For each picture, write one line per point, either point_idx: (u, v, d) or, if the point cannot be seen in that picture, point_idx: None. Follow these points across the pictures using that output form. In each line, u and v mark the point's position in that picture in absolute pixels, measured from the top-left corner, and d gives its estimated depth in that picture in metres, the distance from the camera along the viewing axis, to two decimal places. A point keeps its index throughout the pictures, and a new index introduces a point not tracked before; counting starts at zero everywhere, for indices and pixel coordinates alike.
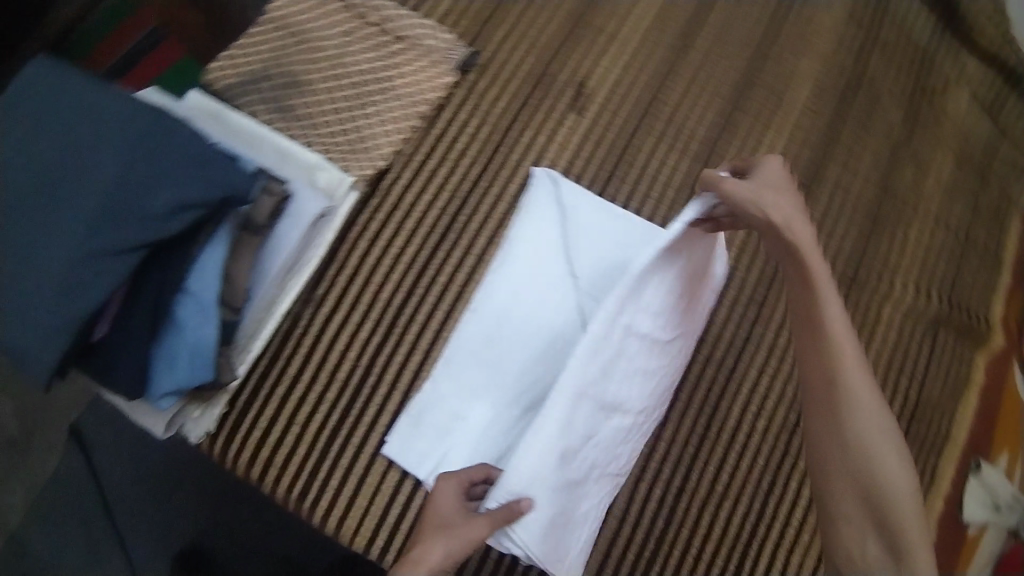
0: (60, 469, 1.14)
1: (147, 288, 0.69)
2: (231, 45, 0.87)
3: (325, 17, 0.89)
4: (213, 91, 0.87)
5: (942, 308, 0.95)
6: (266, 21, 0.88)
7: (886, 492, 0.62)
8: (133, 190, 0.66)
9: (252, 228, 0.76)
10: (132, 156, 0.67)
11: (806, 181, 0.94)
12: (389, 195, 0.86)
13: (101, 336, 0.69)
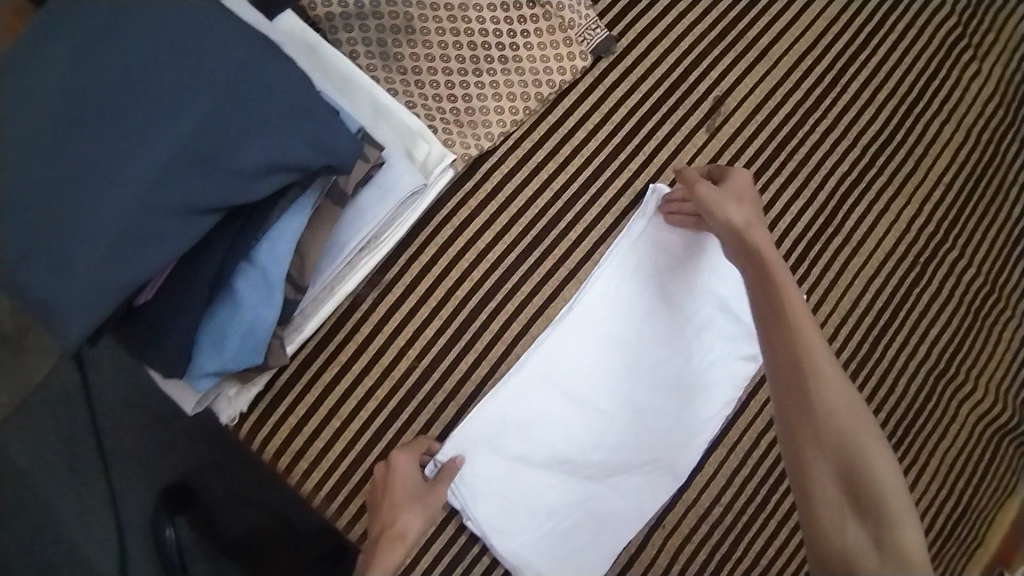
0: (38, 383, 1.01)
1: (213, 249, 0.58)
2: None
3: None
4: (314, 21, 0.77)
5: (1018, 419, 0.91)
6: None
7: (900, 521, 0.54)
8: (217, 138, 0.54)
9: (335, 196, 0.65)
10: (221, 93, 0.54)
11: (920, 259, 0.88)
12: (487, 182, 0.76)
13: (144, 302, 0.58)
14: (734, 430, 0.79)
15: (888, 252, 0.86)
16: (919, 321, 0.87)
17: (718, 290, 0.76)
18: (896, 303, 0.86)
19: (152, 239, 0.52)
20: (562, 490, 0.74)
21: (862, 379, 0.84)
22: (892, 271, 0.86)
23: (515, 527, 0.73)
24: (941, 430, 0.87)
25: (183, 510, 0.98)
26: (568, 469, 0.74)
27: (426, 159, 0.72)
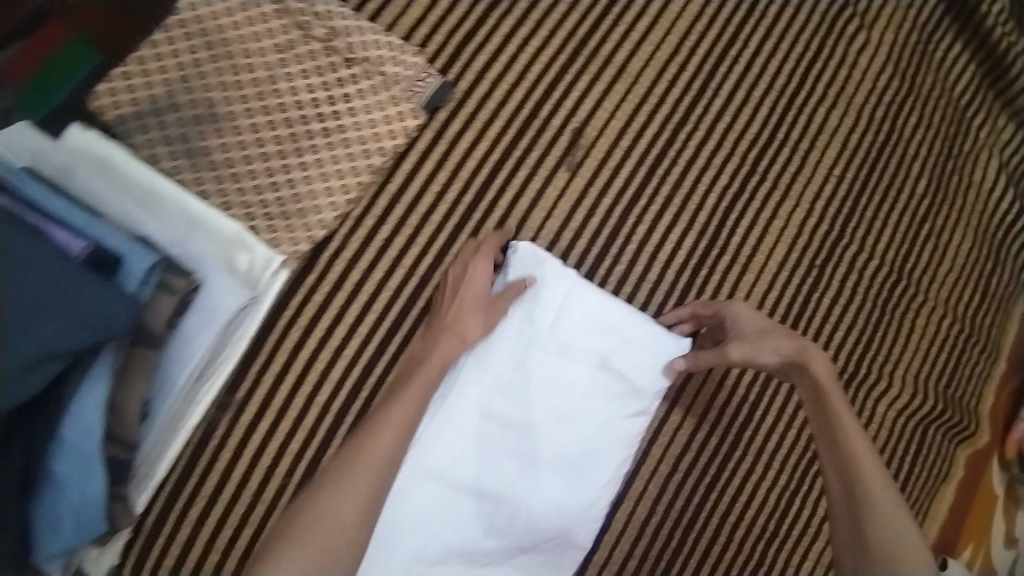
0: None
1: (8, 442, 0.54)
2: (129, 60, 0.69)
3: (255, 29, 0.70)
4: (104, 125, 0.69)
5: (940, 405, 0.88)
6: (177, 24, 0.69)
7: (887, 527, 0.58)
8: None
9: (145, 339, 0.59)
10: None
11: (815, 262, 0.84)
12: (328, 272, 0.70)
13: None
14: (638, 479, 0.78)
15: (779, 261, 0.82)
16: (822, 327, 0.83)
17: (595, 349, 0.72)
18: (796, 313, 0.83)
19: None
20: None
21: (770, 399, 0.80)
22: (787, 280, 0.82)
23: None
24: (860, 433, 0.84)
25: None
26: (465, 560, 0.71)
27: (251, 267, 0.65)
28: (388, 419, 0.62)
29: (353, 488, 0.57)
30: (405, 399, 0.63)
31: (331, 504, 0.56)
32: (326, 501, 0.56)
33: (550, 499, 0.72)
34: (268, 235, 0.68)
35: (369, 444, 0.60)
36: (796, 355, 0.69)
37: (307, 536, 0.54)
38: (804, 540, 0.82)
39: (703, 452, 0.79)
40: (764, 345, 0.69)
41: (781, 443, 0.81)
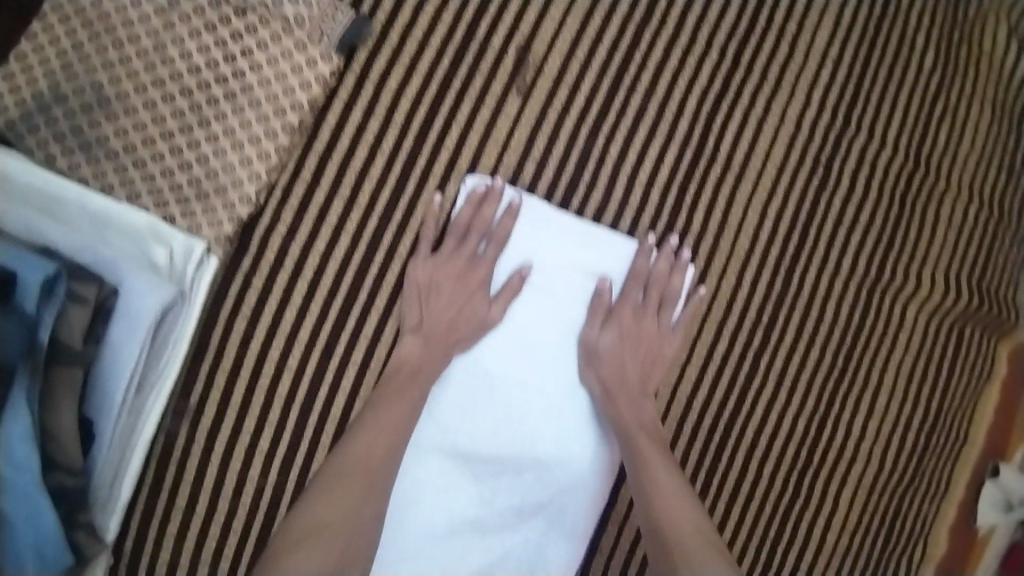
0: None
1: None
2: (10, 59, 0.60)
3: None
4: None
5: (973, 300, 0.80)
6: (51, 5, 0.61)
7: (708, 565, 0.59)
8: None
9: (62, 357, 0.52)
10: None
11: (820, 160, 0.74)
12: (266, 250, 0.62)
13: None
14: None
15: (778, 165, 0.72)
16: (835, 231, 0.74)
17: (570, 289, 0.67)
18: (804, 220, 0.73)
19: None
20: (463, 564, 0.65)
21: (784, 319, 0.72)
22: (790, 185, 0.73)
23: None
24: (889, 345, 0.76)
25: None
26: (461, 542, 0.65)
27: (172, 261, 0.57)
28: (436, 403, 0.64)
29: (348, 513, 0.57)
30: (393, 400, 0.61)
31: (321, 519, 0.56)
32: (309, 528, 0.56)
33: (543, 466, 0.66)
34: (183, 221, 0.59)
35: (363, 456, 0.59)
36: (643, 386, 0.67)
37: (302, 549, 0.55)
38: (840, 465, 0.75)
39: (716, 387, 0.71)
40: (624, 379, 0.66)
41: (802, 367, 0.73)
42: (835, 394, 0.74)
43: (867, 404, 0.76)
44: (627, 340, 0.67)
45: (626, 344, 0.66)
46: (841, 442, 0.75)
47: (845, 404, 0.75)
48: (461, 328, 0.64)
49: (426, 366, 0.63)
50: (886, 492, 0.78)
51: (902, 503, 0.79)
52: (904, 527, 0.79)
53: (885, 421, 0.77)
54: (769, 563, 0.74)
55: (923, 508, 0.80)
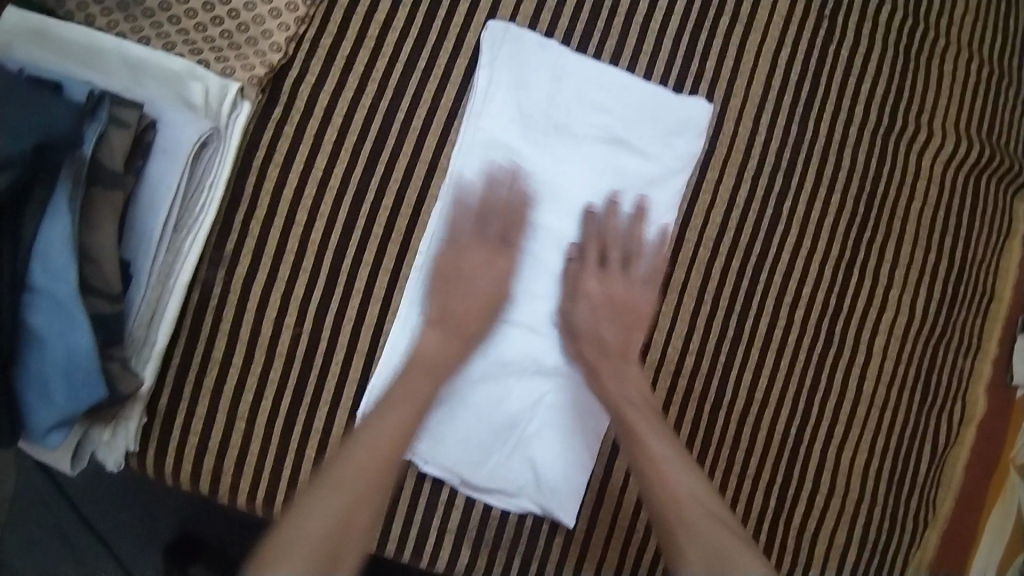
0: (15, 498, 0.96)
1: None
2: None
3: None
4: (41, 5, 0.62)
5: (986, 150, 0.80)
6: None
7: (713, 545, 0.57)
8: None
9: (103, 178, 0.53)
10: None
11: (825, 13, 0.75)
12: (295, 100, 0.63)
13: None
14: (679, 270, 0.70)
15: (785, 17, 0.74)
16: (846, 81, 0.75)
17: (599, 124, 0.65)
18: (816, 68, 0.74)
19: None
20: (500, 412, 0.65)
21: (804, 164, 0.73)
22: (798, 34, 0.74)
23: (489, 472, 0.65)
24: (908, 194, 0.77)
25: (194, 560, 0.95)
26: (493, 390, 0.65)
27: (208, 101, 0.59)
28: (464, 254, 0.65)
29: (345, 524, 0.55)
30: (390, 415, 0.60)
31: (319, 515, 0.54)
32: (308, 531, 0.54)
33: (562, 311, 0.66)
34: (218, 67, 0.61)
35: (367, 463, 0.57)
36: (626, 359, 0.66)
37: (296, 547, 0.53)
38: (871, 312, 0.75)
39: (743, 230, 0.71)
40: (596, 322, 0.65)
41: (824, 213, 0.74)
42: (860, 241, 0.75)
43: (893, 251, 0.76)
44: (593, 282, 0.66)
45: (597, 288, 0.66)
46: (870, 289, 0.75)
47: (870, 250, 0.75)
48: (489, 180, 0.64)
49: (477, 278, 0.64)
50: (920, 342, 0.77)
51: (936, 356, 0.78)
52: (943, 380, 0.79)
53: (911, 269, 0.77)
54: (808, 412, 0.73)
55: (959, 361, 0.79)
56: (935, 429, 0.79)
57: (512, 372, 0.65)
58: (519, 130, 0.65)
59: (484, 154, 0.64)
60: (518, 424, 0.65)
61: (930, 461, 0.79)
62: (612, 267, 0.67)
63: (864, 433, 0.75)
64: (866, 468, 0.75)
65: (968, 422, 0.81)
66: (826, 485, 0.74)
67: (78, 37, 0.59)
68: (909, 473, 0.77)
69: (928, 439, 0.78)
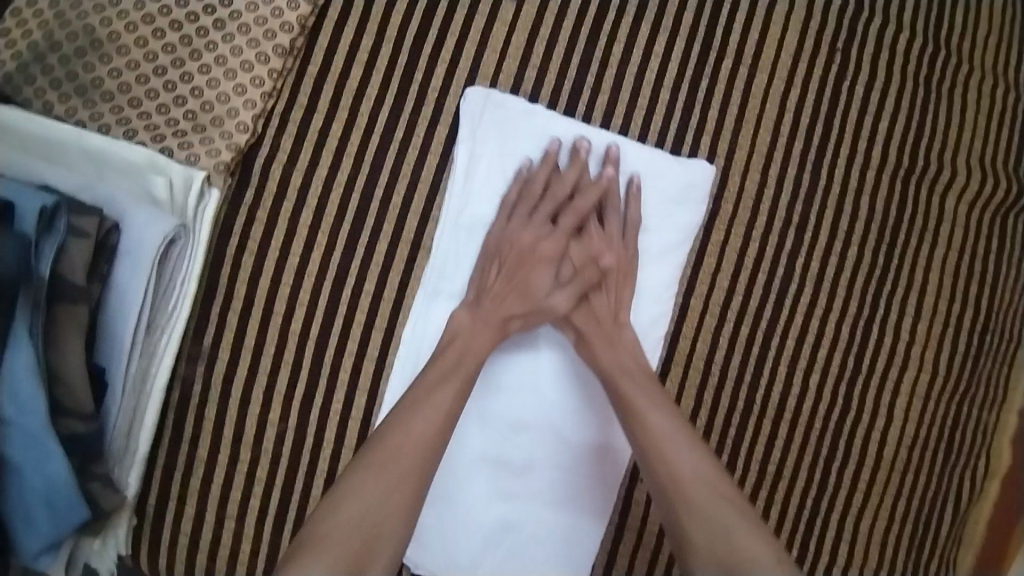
0: None
1: None
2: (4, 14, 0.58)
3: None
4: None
5: (1015, 183, 0.74)
6: None
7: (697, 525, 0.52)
8: None
9: (66, 295, 0.50)
10: None
11: (839, 48, 0.69)
12: (267, 181, 0.59)
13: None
14: (683, 341, 0.66)
15: (793, 53, 0.68)
16: (862, 123, 0.70)
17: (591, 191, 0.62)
18: (828, 113, 0.69)
19: None
20: (501, 505, 0.63)
21: (816, 219, 0.68)
22: (809, 77, 0.68)
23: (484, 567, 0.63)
24: (930, 242, 0.72)
25: None
26: (485, 490, 0.63)
27: (172, 194, 0.55)
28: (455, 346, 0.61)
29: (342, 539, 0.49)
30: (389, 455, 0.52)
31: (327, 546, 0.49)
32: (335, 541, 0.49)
33: (555, 395, 0.63)
34: (182, 152, 0.56)
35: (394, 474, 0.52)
36: (634, 383, 0.59)
37: (331, 535, 0.49)
38: (891, 373, 0.71)
39: (753, 295, 0.67)
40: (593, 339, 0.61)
41: (841, 270, 0.69)
42: (878, 297, 0.70)
43: (914, 304, 0.71)
44: (601, 349, 0.61)
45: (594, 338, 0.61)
46: (888, 346, 0.71)
47: (886, 306, 0.71)
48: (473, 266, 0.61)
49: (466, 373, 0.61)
50: (944, 399, 0.72)
51: (961, 412, 0.73)
52: (968, 437, 0.74)
53: (935, 323, 0.72)
54: (825, 482, 0.70)
55: (983, 414, 0.74)
56: (956, 487, 0.74)
57: (506, 467, 0.63)
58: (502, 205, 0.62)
59: (469, 234, 0.62)
60: (511, 522, 0.63)
61: (952, 521, 0.74)
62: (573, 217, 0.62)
63: (884, 493, 0.71)
64: (884, 535, 0.72)
65: (990, 476, 0.77)
66: (843, 555, 0.71)
67: (39, 133, 0.55)
68: (932, 535, 0.73)
69: (952, 500, 0.74)
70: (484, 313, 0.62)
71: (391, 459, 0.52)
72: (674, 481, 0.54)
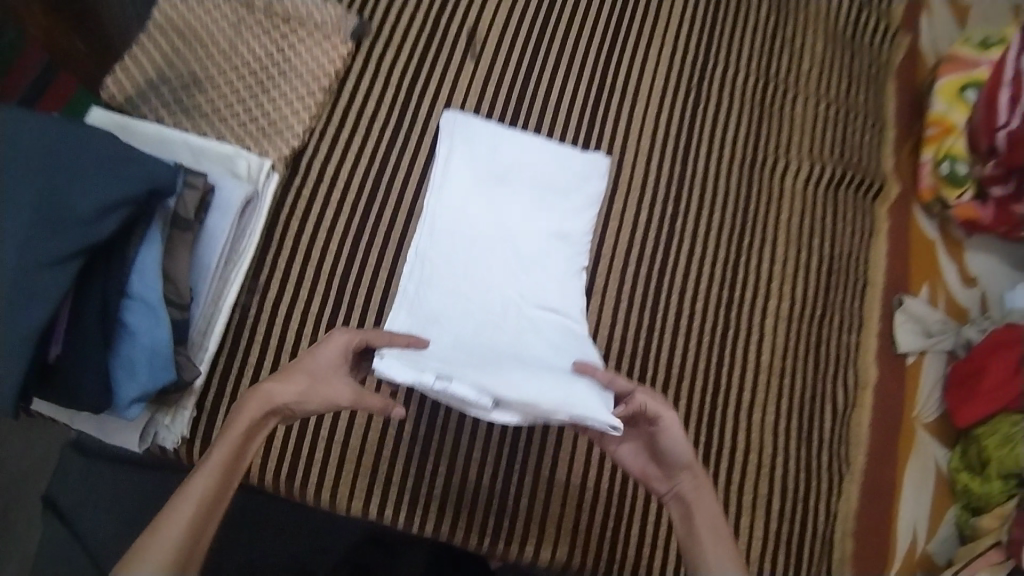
0: None
1: (91, 292, 0.70)
2: (127, 59, 0.89)
3: (209, 11, 0.92)
4: (119, 108, 0.89)
5: (838, 169, 1.03)
6: (155, 27, 0.91)
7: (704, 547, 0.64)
8: (57, 198, 0.66)
9: (181, 224, 0.77)
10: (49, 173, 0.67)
11: (695, 82, 1.00)
12: (310, 172, 0.89)
13: (58, 356, 0.69)
14: (599, 277, 0.91)
15: (665, 85, 0.99)
16: (716, 128, 0.99)
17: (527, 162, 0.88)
18: (692, 122, 0.99)
19: (33, 293, 0.64)
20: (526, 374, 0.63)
21: (690, 190, 0.96)
22: (677, 98, 0.99)
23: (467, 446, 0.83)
24: (777, 210, 0.99)
25: None
26: None
27: (250, 172, 0.84)
28: (444, 267, 0.80)
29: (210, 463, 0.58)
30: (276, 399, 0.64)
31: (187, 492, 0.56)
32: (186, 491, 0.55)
33: None
34: (255, 149, 0.87)
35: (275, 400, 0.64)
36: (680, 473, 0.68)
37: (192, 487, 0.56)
38: (759, 300, 0.95)
39: (647, 242, 0.93)
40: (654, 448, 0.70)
41: (710, 226, 0.96)
42: (741, 248, 0.96)
43: (770, 251, 0.97)
44: (551, 265, 0.82)
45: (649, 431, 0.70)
46: (754, 280, 0.95)
47: (748, 254, 0.96)
48: (454, 221, 0.84)
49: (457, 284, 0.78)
50: (804, 322, 0.96)
51: (820, 333, 0.96)
52: (830, 353, 0.96)
53: (790, 265, 0.97)
54: (720, 382, 0.91)
55: (843, 336, 0.98)
56: (830, 392, 0.95)
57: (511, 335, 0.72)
58: (469, 181, 0.87)
59: (448, 201, 0.85)
60: None
61: (832, 419, 0.94)
62: (577, 189, 0.89)
63: (767, 394, 0.92)
64: (773, 429, 0.91)
65: (862, 388, 0.97)
66: (745, 441, 0.90)
67: (151, 132, 0.84)
68: (813, 431, 0.93)
69: (827, 401, 0.95)
70: (469, 246, 0.82)
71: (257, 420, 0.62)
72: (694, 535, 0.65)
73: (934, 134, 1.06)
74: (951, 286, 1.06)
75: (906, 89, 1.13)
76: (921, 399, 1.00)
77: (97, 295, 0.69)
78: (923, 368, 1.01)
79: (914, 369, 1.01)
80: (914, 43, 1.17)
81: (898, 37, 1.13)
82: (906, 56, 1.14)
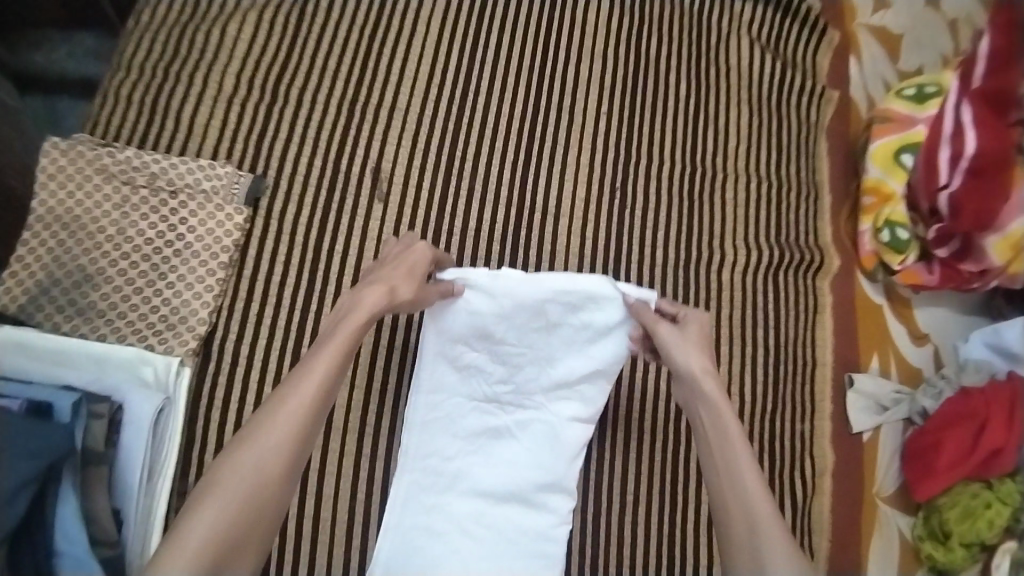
0: None
1: (23, 557, 0.69)
2: (11, 261, 0.84)
3: (90, 194, 0.86)
4: (13, 315, 0.84)
5: (774, 250, 1.00)
6: (35, 221, 0.85)
7: (747, 496, 0.68)
8: None
9: (94, 460, 0.74)
10: None
11: (614, 187, 0.99)
12: (223, 355, 0.86)
13: None
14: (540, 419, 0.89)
15: (584, 197, 0.98)
16: (641, 229, 0.98)
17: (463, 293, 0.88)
18: (615, 231, 0.97)
19: None
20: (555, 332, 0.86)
21: None
22: (597, 209, 0.98)
23: None
24: (714, 306, 0.96)
25: None
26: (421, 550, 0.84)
27: (157, 376, 0.81)
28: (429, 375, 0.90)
29: (240, 475, 0.61)
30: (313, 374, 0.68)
31: (209, 515, 0.59)
32: (209, 508, 0.59)
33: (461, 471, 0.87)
34: (161, 347, 0.84)
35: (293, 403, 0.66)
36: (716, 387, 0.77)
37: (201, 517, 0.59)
38: None
39: None
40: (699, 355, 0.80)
41: None
42: None
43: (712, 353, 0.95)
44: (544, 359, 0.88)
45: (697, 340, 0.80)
46: None
47: None
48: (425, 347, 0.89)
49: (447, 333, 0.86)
50: (753, 419, 0.94)
51: (770, 427, 0.95)
52: (783, 446, 0.95)
53: (733, 362, 0.96)
54: (668, 497, 0.93)
55: (795, 426, 0.96)
56: (787, 488, 0.94)
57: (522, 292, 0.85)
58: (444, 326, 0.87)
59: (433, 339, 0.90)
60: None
61: (791, 516, 0.93)
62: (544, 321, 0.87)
63: None
64: None
65: (820, 475, 0.96)
66: (700, 556, 0.91)
67: (49, 342, 0.80)
68: None
69: (783, 497, 0.93)
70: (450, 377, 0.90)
71: (277, 425, 0.64)
72: (740, 484, 0.69)
73: (870, 202, 1.03)
74: (903, 350, 1.04)
75: (841, 154, 1.11)
76: (879, 474, 0.99)
77: (28, 562, 0.69)
78: (880, 441, 1.00)
79: (871, 444, 1.00)
80: (845, 96, 1.14)
81: (826, 96, 1.11)
82: (834, 116, 1.12)
